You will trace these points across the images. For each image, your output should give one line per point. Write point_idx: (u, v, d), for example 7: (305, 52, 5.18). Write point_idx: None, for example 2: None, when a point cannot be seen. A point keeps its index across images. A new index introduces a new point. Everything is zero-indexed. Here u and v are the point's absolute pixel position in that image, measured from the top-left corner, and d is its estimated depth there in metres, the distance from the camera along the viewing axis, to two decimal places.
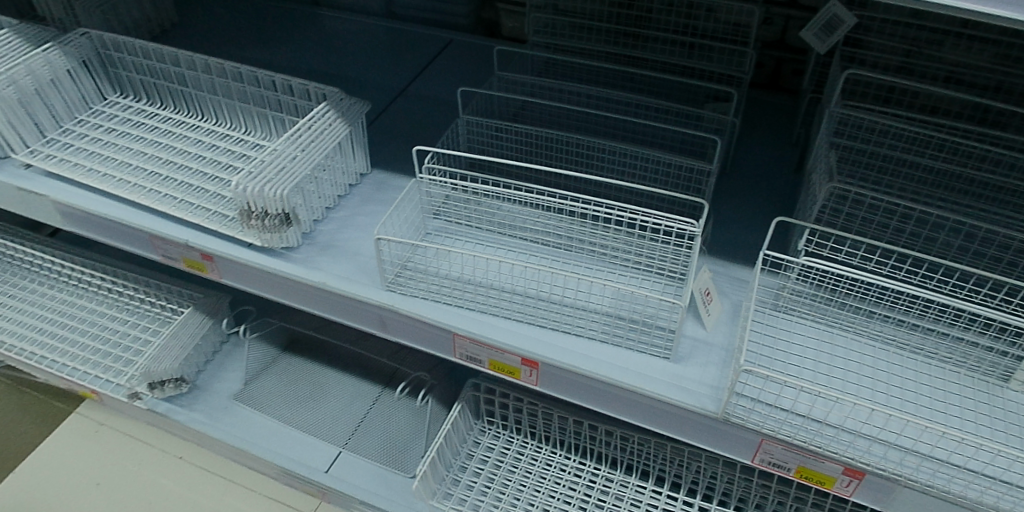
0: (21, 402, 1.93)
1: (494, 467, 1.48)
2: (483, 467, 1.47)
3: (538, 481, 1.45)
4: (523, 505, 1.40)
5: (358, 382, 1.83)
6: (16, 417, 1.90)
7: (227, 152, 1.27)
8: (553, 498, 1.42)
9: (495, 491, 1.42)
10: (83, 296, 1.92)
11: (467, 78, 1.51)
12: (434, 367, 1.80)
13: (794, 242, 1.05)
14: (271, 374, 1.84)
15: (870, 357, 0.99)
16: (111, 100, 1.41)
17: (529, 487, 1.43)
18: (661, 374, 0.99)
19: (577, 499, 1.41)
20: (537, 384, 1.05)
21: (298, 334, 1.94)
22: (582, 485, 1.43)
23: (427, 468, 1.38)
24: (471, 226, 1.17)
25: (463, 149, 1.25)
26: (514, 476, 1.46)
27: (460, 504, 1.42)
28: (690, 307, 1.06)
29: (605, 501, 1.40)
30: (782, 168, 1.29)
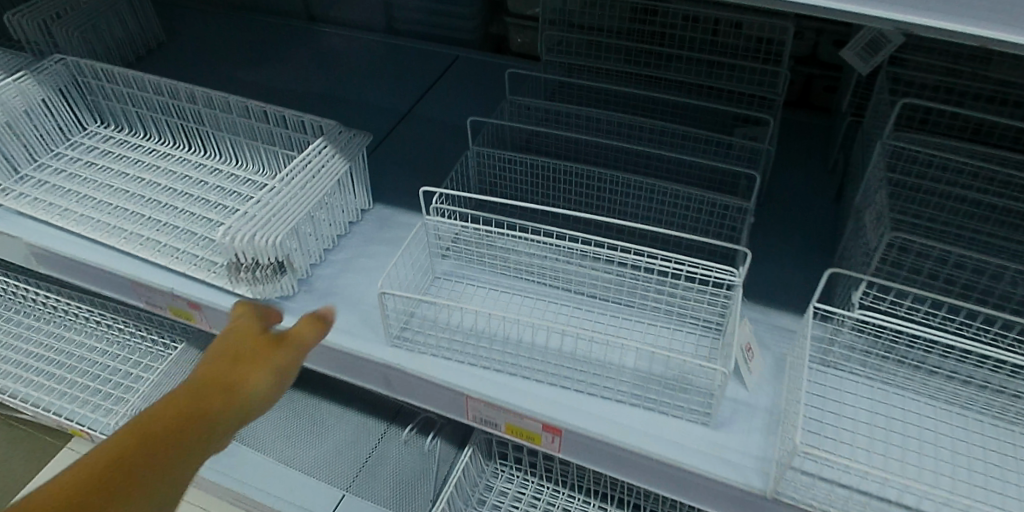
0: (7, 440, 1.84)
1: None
2: None
3: None
4: None
5: (362, 418, 1.73)
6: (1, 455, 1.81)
7: (216, 188, 1.17)
8: None
9: None
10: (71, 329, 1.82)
11: (474, 100, 1.40)
12: None
13: (845, 291, 0.94)
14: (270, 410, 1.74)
15: (930, 420, 0.88)
16: (92, 129, 1.31)
17: None
18: (698, 443, 0.89)
19: None
20: (560, 451, 0.95)
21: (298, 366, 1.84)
22: None
23: None
24: (485, 270, 1.07)
25: (474, 183, 1.15)
26: None
27: None
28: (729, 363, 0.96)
29: None
30: (820, 198, 1.18)
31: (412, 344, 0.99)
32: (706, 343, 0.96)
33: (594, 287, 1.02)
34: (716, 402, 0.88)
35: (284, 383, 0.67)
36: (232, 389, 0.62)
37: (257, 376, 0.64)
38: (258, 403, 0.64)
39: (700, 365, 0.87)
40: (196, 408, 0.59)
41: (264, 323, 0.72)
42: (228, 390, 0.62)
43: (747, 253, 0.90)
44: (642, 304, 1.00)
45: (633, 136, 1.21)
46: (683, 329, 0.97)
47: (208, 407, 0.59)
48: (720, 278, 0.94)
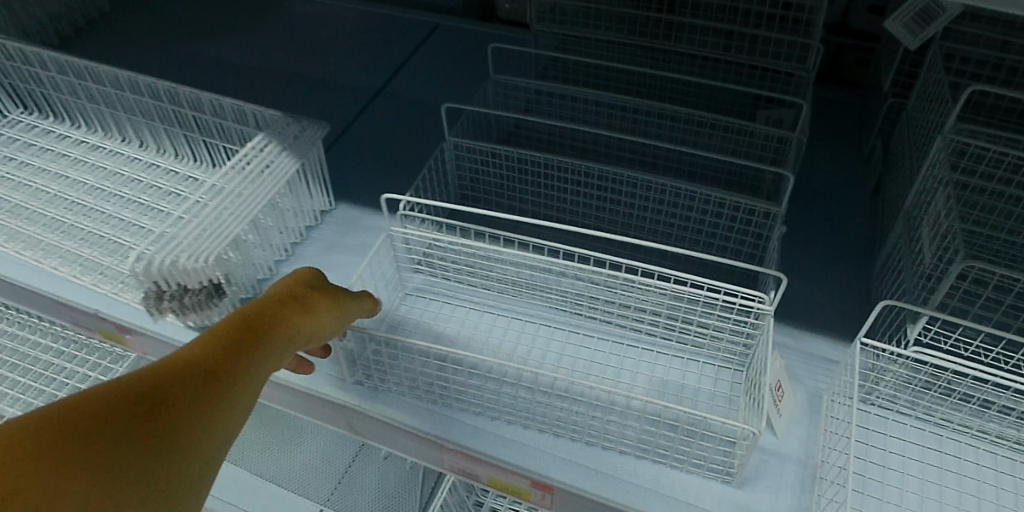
0: None
1: None
2: None
3: None
4: None
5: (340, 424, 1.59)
6: None
7: (150, 188, 0.97)
8: None
9: None
10: None
11: (456, 77, 1.22)
12: None
13: (897, 319, 0.78)
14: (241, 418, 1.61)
15: (992, 472, 0.74)
16: (10, 118, 1.12)
17: None
18: (719, 506, 0.74)
19: None
20: (553, 508, 0.80)
21: None
22: None
23: None
24: (467, 287, 0.92)
25: (452, 179, 0.99)
26: None
27: None
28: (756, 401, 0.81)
29: None
30: (857, 194, 1.02)
31: (378, 378, 0.84)
32: (727, 379, 0.81)
33: (594, 308, 0.86)
34: (742, 460, 0.72)
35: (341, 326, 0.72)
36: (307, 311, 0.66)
37: (324, 307, 0.68)
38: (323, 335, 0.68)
39: (720, 419, 0.71)
40: (279, 321, 0.62)
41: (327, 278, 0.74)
42: (305, 308, 0.66)
43: (784, 279, 0.72)
44: (651, 329, 0.85)
45: (638, 126, 1.05)
46: (698, 364, 0.83)
47: (287, 323, 0.63)
48: (745, 308, 0.78)
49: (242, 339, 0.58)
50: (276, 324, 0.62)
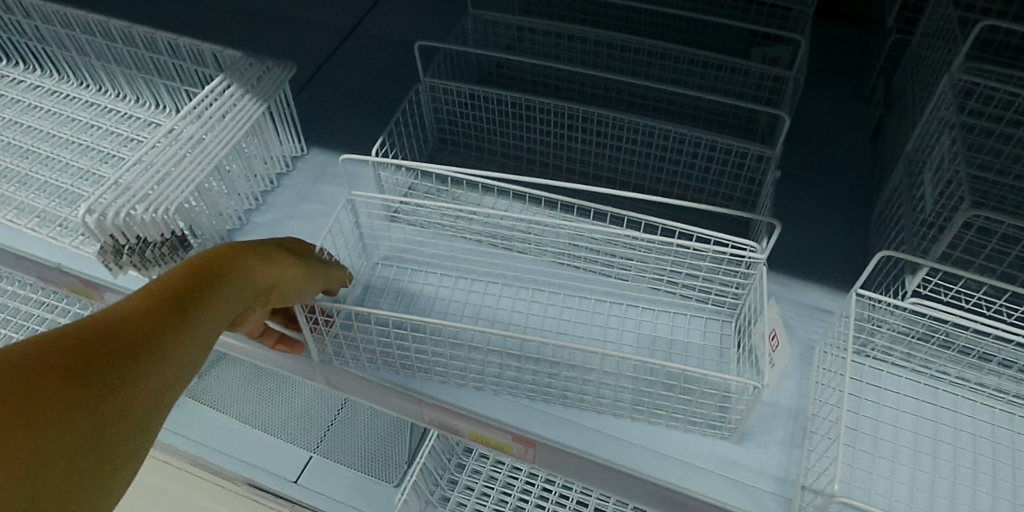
0: None
1: (489, 482, 1.21)
2: (474, 483, 1.20)
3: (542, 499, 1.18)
4: None
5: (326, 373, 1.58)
6: None
7: (107, 134, 0.92)
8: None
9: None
10: None
11: (434, 16, 1.15)
12: None
13: (894, 268, 0.75)
14: (226, 370, 1.60)
15: (985, 425, 0.72)
16: None
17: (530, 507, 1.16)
18: (707, 461, 0.72)
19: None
20: (535, 462, 0.78)
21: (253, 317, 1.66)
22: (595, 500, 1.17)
23: (408, 496, 1.11)
24: (448, 236, 0.88)
25: (428, 122, 0.94)
26: (513, 493, 1.19)
27: None
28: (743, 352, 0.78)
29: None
30: (856, 136, 0.97)
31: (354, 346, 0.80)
32: (716, 330, 0.79)
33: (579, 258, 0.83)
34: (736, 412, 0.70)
35: (316, 284, 0.69)
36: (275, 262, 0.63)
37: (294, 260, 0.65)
38: (293, 290, 0.65)
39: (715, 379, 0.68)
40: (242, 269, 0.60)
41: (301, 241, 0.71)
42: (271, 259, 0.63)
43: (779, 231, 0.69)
44: (640, 278, 0.82)
45: (627, 67, 0.99)
46: (686, 316, 0.80)
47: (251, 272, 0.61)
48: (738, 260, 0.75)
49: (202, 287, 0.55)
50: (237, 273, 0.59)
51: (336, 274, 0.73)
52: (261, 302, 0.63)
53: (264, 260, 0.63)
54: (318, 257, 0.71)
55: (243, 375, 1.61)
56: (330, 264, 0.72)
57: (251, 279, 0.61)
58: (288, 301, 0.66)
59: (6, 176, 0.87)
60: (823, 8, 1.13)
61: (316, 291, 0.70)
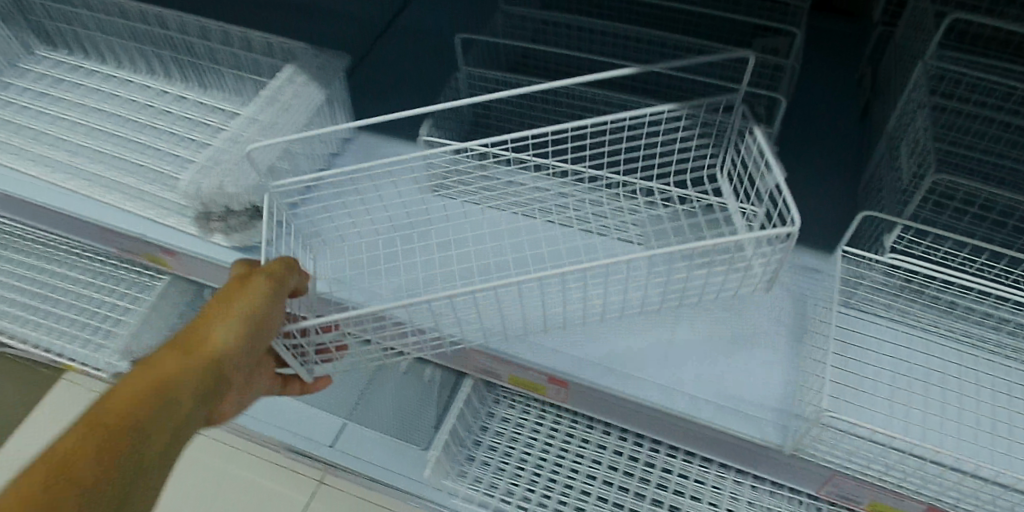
0: None
1: (512, 441, 1.30)
2: (498, 442, 1.30)
3: (561, 455, 1.28)
4: (546, 484, 1.24)
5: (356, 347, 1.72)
6: None
7: (183, 120, 1.04)
8: (577, 474, 1.26)
9: (513, 468, 1.26)
10: (25, 254, 1.64)
11: (465, 11, 1.25)
12: None
13: (874, 229, 0.87)
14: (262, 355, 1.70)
15: (954, 366, 0.84)
16: (39, 55, 1.15)
17: (551, 463, 1.26)
18: (715, 395, 0.85)
19: (604, 473, 1.25)
20: (565, 401, 0.93)
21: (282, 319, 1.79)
22: (610, 456, 1.27)
23: (439, 450, 1.19)
24: (485, 204, 0.99)
25: (466, 106, 1.06)
26: (535, 450, 1.29)
27: (476, 485, 1.23)
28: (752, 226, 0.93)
29: (636, 476, 1.24)
30: (845, 117, 1.09)
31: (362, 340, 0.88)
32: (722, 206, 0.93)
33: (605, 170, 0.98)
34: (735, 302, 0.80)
35: (269, 315, 0.70)
36: (215, 350, 0.65)
37: (237, 335, 0.67)
38: (245, 346, 0.67)
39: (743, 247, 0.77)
40: (180, 374, 0.63)
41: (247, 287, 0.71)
42: (211, 349, 0.65)
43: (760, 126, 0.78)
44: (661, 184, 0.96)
45: (641, 58, 1.10)
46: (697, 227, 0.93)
47: (190, 374, 0.63)
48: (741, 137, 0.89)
49: (135, 414, 0.59)
50: (174, 380, 0.62)
51: (280, 288, 0.73)
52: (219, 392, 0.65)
53: (196, 349, 0.65)
54: (256, 287, 0.71)
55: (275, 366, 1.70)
56: (269, 285, 0.72)
57: (187, 383, 0.62)
58: (253, 353, 0.69)
59: (99, 158, 1.00)
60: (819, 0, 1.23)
61: (276, 319, 0.72)
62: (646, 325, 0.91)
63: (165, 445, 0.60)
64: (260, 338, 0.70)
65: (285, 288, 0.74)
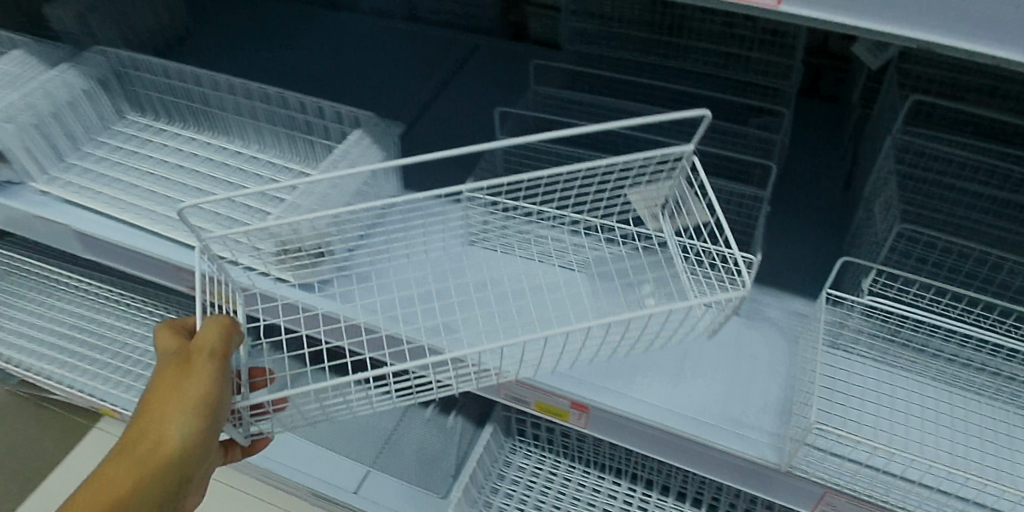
0: (47, 427, 1.96)
1: (527, 488, 1.46)
2: (515, 489, 1.45)
3: (572, 502, 1.44)
4: None
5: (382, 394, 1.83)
6: (50, 435, 1.94)
7: (257, 177, 1.20)
8: None
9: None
10: (81, 301, 1.77)
11: (500, 88, 1.41)
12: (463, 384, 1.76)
13: (854, 277, 1.01)
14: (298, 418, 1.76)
15: (929, 400, 0.95)
16: (130, 118, 1.34)
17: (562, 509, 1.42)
18: (718, 420, 0.97)
19: None
20: (586, 426, 1.06)
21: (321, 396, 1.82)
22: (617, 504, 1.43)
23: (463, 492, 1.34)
24: (516, 255, 1.16)
25: (501, 170, 1.21)
26: (549, 497, 1.45)
27: None
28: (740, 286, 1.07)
29: None
30: (830, 187, 1.25)
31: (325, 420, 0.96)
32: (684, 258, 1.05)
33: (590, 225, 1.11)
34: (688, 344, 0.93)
35: (218, 391, 0.82)
36: (164, 441, 0.79)
37: (181, 423, 0.80)
38: (193, 433, 0.80)
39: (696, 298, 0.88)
40: (139, 468, 0.79)
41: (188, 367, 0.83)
42: (159, 442, 0.80)
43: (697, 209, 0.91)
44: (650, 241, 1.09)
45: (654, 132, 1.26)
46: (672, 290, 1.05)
47: (148, 465, 0.79)
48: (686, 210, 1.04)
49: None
50: (136, 475, 0.79)
51: (221, 366, 0.84)
52: (184, 471, 0.81)
53: (157, 443, 0.79)
54: (200, 368, 0.82)
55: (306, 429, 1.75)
56: (212, 364, 0.83)
57: (145, 478, 0.79)
58: (212, 431, 0.82)
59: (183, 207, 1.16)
60: (807, 87, 1.40)
61: (226, 390, 0.84)
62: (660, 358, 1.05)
63: None
64: (216, 410, 0.83)
65: (228, 358, 0.86)
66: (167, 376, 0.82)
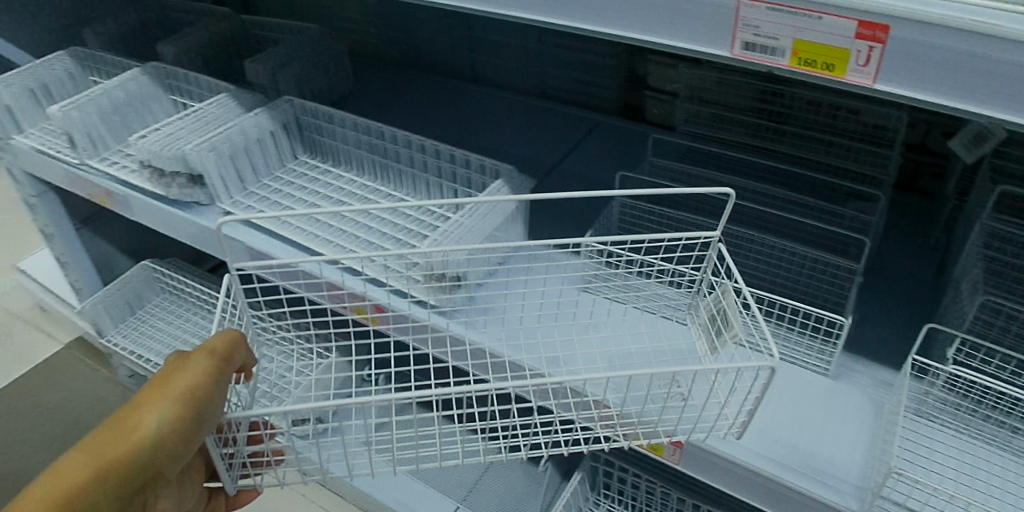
0: None
1: None
2: None
3: None
4: None
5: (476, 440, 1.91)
6: None
7: (407, 216, 1.42)
8: None
9: None
10: None
11: (617, 159, 1.58)
12: None
13: (941, 349, 1.09)
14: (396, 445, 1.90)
15: (1011, 472, 1.00)
16: (302, 159, 1.59)
17: None
18: (803, 466, 1.05)
19: None
20: (679, 462, 1.14)
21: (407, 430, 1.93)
22: None
23: None
24: (626, 305, 1.30)
25: (616, 227, 1.37)
26: None
27: None
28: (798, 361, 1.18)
29: None
30: (922, 272, 1.34)
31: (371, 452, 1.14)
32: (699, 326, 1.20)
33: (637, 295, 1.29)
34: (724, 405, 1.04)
35: (210, 387, 0.84)
36: (139, 423, 0.78)
37: (163, 407, 0.79)
38: (174, 417, 0.79)
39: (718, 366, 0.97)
40: (106, 448, 0.76)
41: (183, 361, 0.85)
42: (134, 424, 0.78)
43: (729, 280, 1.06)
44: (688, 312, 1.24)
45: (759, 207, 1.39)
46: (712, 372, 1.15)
47: (116, 445, 0.77)
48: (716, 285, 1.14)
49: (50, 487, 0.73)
50: (100, 455, 0.76)
51: (218, 367, 0.86)
52: (149, 462, 0.78)
53: (126, 430, 0.78)
54: (197, 360, 0.84)
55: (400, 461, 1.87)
56: (208, 360, 0.85)
57: (105, 457, 0.76)
58: (189, 430, 0.81)
59: (343, 233, 1.37)
60: (904, 182, 1.51)
61: (214, 390, 0.84)
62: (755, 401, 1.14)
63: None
64: (201, 403, 0.82)
65: (227, 362, 0.88)
66: (162, 367, 0.84)
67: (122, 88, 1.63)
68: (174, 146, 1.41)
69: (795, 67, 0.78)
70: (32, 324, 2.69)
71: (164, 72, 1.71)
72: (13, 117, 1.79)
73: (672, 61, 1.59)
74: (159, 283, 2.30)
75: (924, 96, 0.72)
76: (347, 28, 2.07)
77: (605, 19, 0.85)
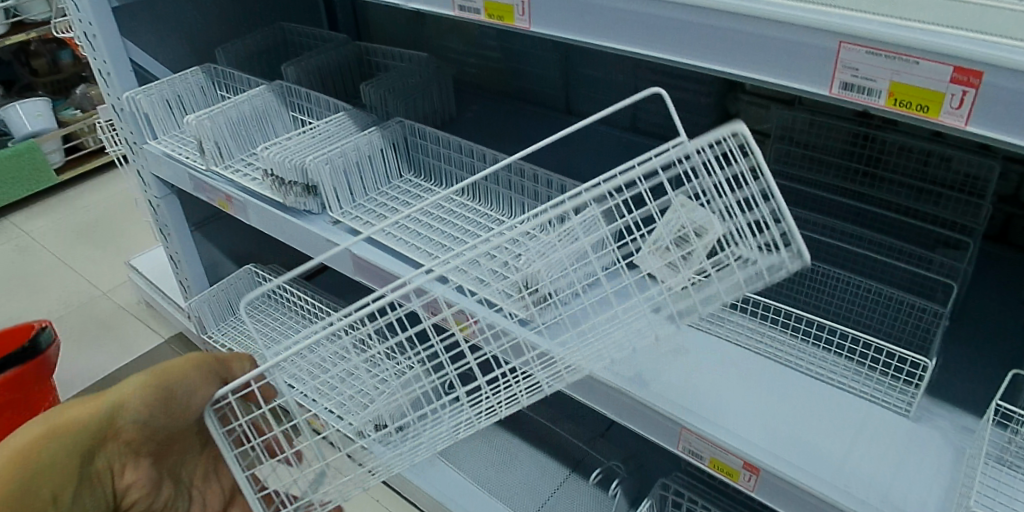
0: None
1: None
2: None
3: None
4: None
5: (548, 461, 1.93)
6: None
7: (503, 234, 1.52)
8: None
9: None
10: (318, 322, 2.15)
11: None
12: (628, 460, 1.86)
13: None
14: (471, 456, 1.95)
15: None
16: (407, 177, 1.72)
17: None
18: (878, 501, 1.06)
19: None
20: (754, 490, 1.15)
21: (480, 444, 1.99)
22: None
23: None
24: (709, 333, 1.37)
25: None
26: None
27: None
28: (883, 402, 1.20)
29: None
30: (1013, 323, 1.33)
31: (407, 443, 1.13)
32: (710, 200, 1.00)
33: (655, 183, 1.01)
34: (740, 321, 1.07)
35: (192, 372, 1.02)
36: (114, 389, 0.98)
37: (139, 379, 0.99)
38: (143, 387, 0.99)
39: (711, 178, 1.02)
40: (81, 406, 0.96)
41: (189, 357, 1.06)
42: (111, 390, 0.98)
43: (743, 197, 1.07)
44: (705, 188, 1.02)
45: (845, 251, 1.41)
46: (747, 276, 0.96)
47: (90, 404, 0.96)
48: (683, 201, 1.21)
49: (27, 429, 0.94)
50: (74, 410, 0.96)
51: (209, 360, 1.05)
52: (110, 420, 0.97)
53: (101, 397, 0.98)
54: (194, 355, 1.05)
55: (472, 475, 1.92)
56: (202, 355, 1.05)
57: (74, 409, 0.96)
58: (155, 401, 0.99)
59: (443, 247, 1.47)
60: (994, 233, 1.51)
61: (197, 378, 1.02)
62: (837, 438, 1.16)
63: (40, 451, 0.93)
64: (178, 384, 1.00)
65: (219, 363, 1.06)
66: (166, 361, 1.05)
67: (250, 102, 1.80)
68: (294, 157, 1.55)
69: (891, 107, 0.83)
70: (140, 319, 2.91)
71: (288, 91, 1.87)
72: (150, 125, 1.99)
73: (764, 103, 1.64)
74: (260, 288, 2.48)
75: (1010, 138, 0.75)
76: (454, 59, 2.21)
77: (709, 57, 0.93)
